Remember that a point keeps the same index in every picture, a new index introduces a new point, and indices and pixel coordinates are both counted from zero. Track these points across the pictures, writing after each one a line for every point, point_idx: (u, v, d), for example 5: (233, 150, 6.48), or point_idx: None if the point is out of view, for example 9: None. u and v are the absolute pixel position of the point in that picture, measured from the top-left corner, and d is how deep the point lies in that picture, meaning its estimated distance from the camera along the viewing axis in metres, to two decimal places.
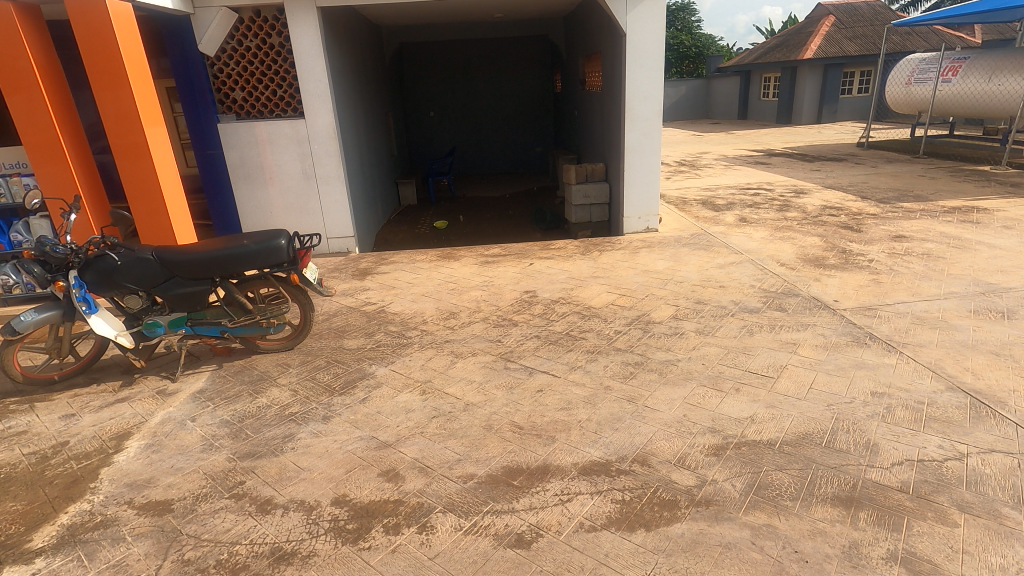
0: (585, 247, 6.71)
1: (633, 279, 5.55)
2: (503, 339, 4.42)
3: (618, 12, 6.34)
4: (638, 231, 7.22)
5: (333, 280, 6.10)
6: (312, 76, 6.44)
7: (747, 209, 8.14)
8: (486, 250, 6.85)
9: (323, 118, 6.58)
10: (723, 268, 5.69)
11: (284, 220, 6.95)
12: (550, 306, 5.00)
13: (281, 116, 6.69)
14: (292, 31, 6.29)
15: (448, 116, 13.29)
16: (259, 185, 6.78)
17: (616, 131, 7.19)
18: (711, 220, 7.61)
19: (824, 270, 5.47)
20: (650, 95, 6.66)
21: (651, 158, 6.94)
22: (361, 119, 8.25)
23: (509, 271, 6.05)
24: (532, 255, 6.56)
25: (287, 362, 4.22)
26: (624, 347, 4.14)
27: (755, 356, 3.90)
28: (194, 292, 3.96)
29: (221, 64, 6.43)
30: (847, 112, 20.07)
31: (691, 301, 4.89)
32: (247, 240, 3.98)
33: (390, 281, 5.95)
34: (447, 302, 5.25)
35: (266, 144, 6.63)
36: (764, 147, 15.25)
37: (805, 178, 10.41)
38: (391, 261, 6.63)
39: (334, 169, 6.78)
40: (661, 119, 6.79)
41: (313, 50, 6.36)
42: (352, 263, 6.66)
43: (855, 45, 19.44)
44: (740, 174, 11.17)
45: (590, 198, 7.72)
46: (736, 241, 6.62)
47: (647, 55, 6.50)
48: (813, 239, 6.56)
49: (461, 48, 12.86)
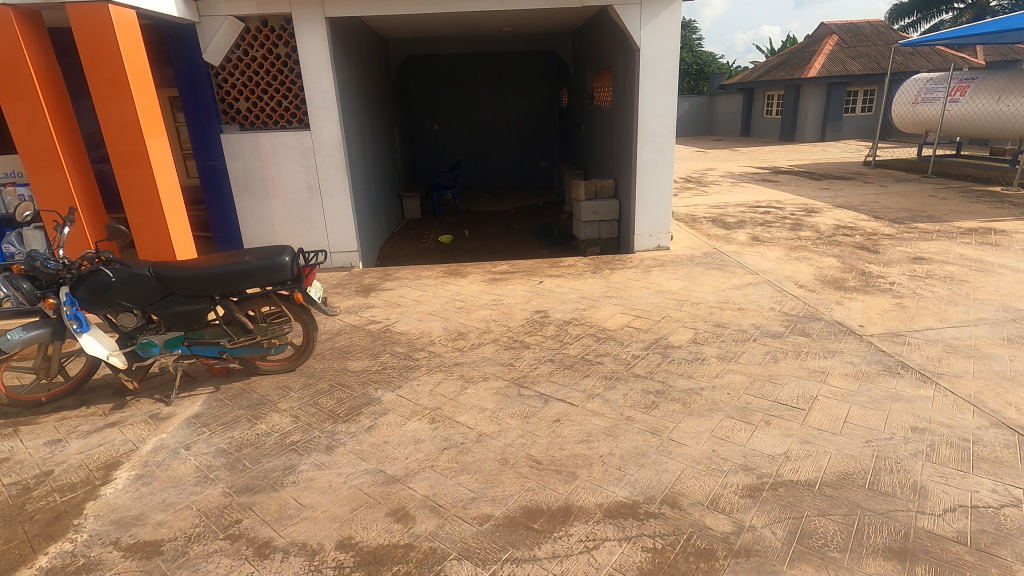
0: (596, 265, 6.53)
1: (647, 299, 5.36)
2: (515, 362, 4.22)
3: (632, 27, 6.24)
4: (649, 248, 7.04)
5: (336, 296, 5.91)
6: (319, 88, 6.29)
7: (759, 228, 7.98)
8: (493, 266, 6.67)
9: (329, 130, 6.42)
10: (740, 290, 5.51)
11: (286, 233, 6.77)
12: (563, 327, 4.80)
13: (286, 127, 6.52)
14: (299, 41, 6.14)
15: (453, 129, 13.19)
16: (261, 197, 6.61)
17: (627, 147, 7.04)
18: (723, 239, 7.45)
19: (845, 293, 5.29)
20: (664, 111, 6.52)
21: (664, 175, 6.78)
22: (366, 131, 8.10)
23: (519, 289, 5.86)
24: (542, 272, 6.38)
25: (288, 385, 4.00)
26: (644, 374, 3.94)
27: (783, 385, 3.70)
28: (191, 310, 3.75)
29: (226, 73, 6.27)
30: (850, 131, 20.07)
31: (711, 325, 4.70)
32: (250, 256, 3.79)
33: (396, 298, 5.76)
34: (455, 322, 5.05)
35: (270, 155, 6.47)
36: (770, 164, 15.16)
37: (815, 196, 10.27)
38: (396, 277, 6.45)
39: (339, 183, 6.61)
40: (674, 135, 6.64)
41: (321, 61, 6.21)
42: (355, 279, 6.47)
43: (859, 64, 19.45)
44: (748, 191, 11.04)
45: (600, 215, 7.56)
46: (751, 261, 6.44)
47: (661, 70, 6.37)
48: (830, 260, 6.38)
49: (467, 61, 12.78)
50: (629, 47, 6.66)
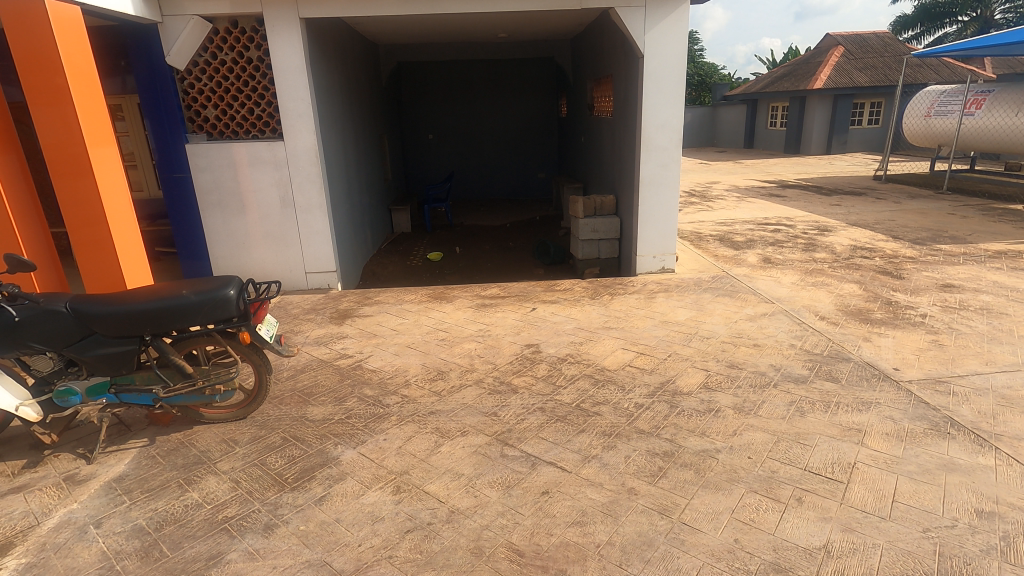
0: (594, 290, 5.98)
1: (651, 332, 4.80)
2: (500, 411, 3.66)
3: (636, 32, 5.73)
4: (652, 270, 6.48)
5: (307, 324, 5.35)
6: (293, 96, 5.76)
7: (770, 248, 7.44)
8: (483, 290, 6.13)
9: (304, 140, 5.89)
10: (754, 322, 4.96)
11: (258, 252, 6.22)
12: (556, 366, 4.24)
13: (258, 137, 5.99)
14: (272, 44, 5.61)
15: (448, 138, 12.70)
16: (230, 212, 6.08)
17: (630, 161, 6.51)
18: (732, 261, 6.90)
19: (872, 327, 4.73)
20: (670, 123, 6.00)
21: (669, 192, 6.24)
22: (350, 141, 7.58)
23: (509, 318, 5.30)
24: (535, 297, 5.84)
25: (234, 439, 3.43)
26: (648, 430, 3.36)
27: (814, 447, 3.13)
28: (118, 353, 3.19)
29: (192, 78, 5.76)
30: (857, 143, 19.63)
31: (724, 366, 4.14)
32: (188, 290, 3.24)
33: (373, 327, 5.20)
34: (435, 358, 4.48)
35: (240, 168, 5.94)
36: (776, 178, 14.65)
37: (827, 213, 9.75)
38: (376, 301, 5.90)
39: (316, 198, 6.08)
40: (680, 149, 6.11)
41: (295, 65, 5.68)
42: (331, 303, 5.91)
43: (866, 75, 19.01)
44: (755, 207, 10.51)
45: (599, 233, 7.05)
46: (764, 287, 5.89)
47: (667, 77, 5.85)
48: (851, 286, 5.84)
49: (463, 69, 12.32)
50: (632, 54, 6.15)
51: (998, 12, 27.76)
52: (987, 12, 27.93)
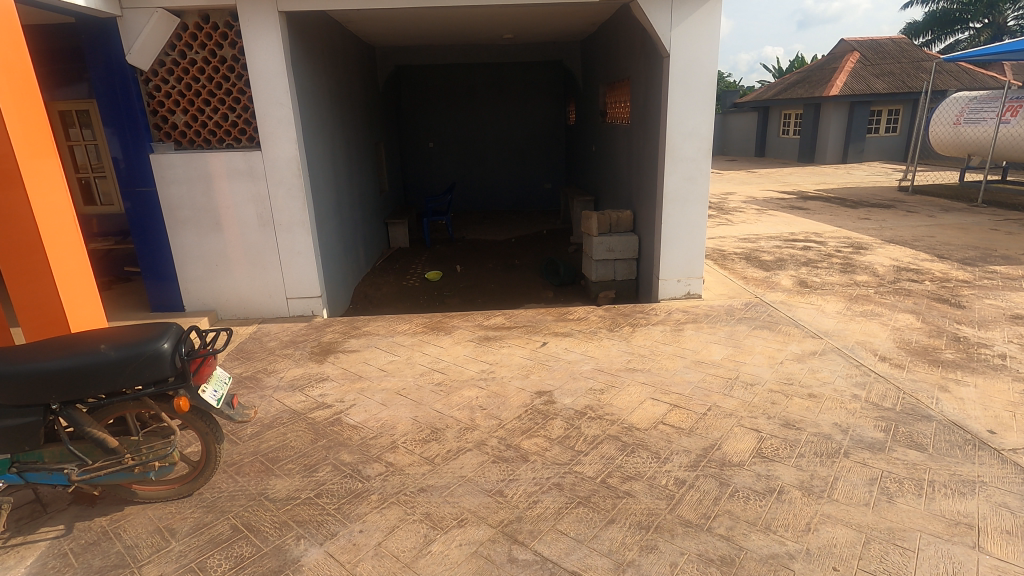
0: (612, 320, 5.26)
1: (684, 377, 4.08)
2: (507, 489, 2.93)
3: (661, 28, 5.04)
4: (677, 296, 5.76)
5: (284, 361, 4.65)
6: (271, 101, 5.09)
7: (804, 269, 6.73)
8: (486, 318, 5.43)
9: (284, 150, 5.21)
10: (804, 363, 4.23)
11: (234, 275, 5.54)
12: (574, 423, 3.53)
13: (232, 146, 5.32)
14: (247, 42, 4.95)
15: (450, 146, 12.05)
16: (202, 231, 5.41)
17: (652, 172, 5.81)
18: (765, 284, 6.18)
19: (946, 373, 4.00)
20: (699, 131, 5.30)
21: (697, 208, 5.53)
22: (341, 150, 6.92)
23: (516, 355, 4.58)
24: (546, 328, 5.13)
25: (173, 528, 2.71)
26: (696, 522, 2.64)
27: (917, 554, 2.39)
28: (16, 427, 2.48)
29: (159, 80, 5.09)
30: (873, 152, 18.94)
31: (779, 425, 3.41)
32: (107, 344, 2.54)
33: (359, 366, 4.50)
34: (428, 410, 3.76)
35: (213, 181, 5.28)
36: (794, 188, 13.95)
37: (857, 228, 9.03)
38: (365, 332, 5.20)
39: (298, 216, 5.40)
40: (709, 160, 5.40)
41: (273, 65, 5.01)
42: (314, 334, 5.22)
43: (884, 81, 18.32)
44: (778, 221, 9.80)
45: (615, 252, 6.38)
46: (807, 317, 5.17)
47: (695, 80, 5.17)
48: (906, 317, 5.11)
49: (466, 73, 11.69)
50: (655, 53, 5.47)
51: (1012, 18, 27.12)
52: (999, 19, 27.30)
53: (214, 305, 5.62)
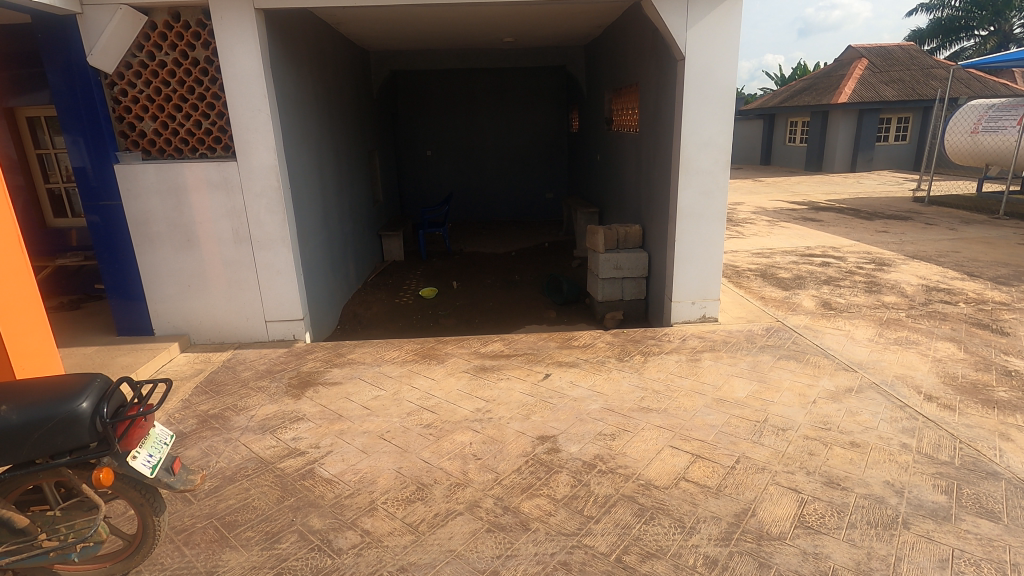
0: (622, 348, 4.78)
1: (706, 420, 3.60)
2: (505, 570, 2.45)
3: (676, 28, 4.59)
4: (691, 319, 5.29)
5: (257, 395, 4.17)
6: (247, 107, 4.65)
7: (826, 288, 6.26)
8: (483, 344, 4.96)
9: (262, 160, 4.77)
10: (841, 403, 3.74)
11: (207, 296, 5.07)
12: (583, 479, 3.05)
13: (206, 156, 4.87)
14: (221, 43, 4.51)
15: (448, 155, 11.62)
16: (172, 248, 4.95)
17: (664, 185, 5.35)
18: (785, 306, 5.71)
19: (1004, 416, 3.53)
20: (716, 141, 4.84)
21: (713, 225, 5.06)
22: (329, 160, 6.47)
23: (515, 390, 4.11)
24: (549, 357, 4.66)
25: None
26: None
27: None
28: None
29: (125, 83, 4.65)
30: (883, 160, 18.53)
31: (821, 484, 2.93)
32: (10, 403, 2.06)
33: (340, 402, 4.02)
34: (414, 460, 3.28)
35: (184, 194, 4.82)
36: (804, 198, 13.51)
37: (876, 241, 8.57)
38: (349, 360, 4.73)
39: (277, 232, 4.94)
40: (727, 172, 4.94)
41: (249, 68, 4.57)
42: (294, 362, 4.74)
43: (893, 88, 17.90)
44: (792, 234, 9.33)
45: (622, 270, 5.93)
46: (836, 345, 4.70)
47: (713, 85, 4.72)
48: (946, 346, 4.63)
49: (465, 79, 11.28)
50: (669, 56, 5.02)
51: (1018, 26, 26.75)
52: (1005, 26, 26.97)
53: (186, 329, 5.14)
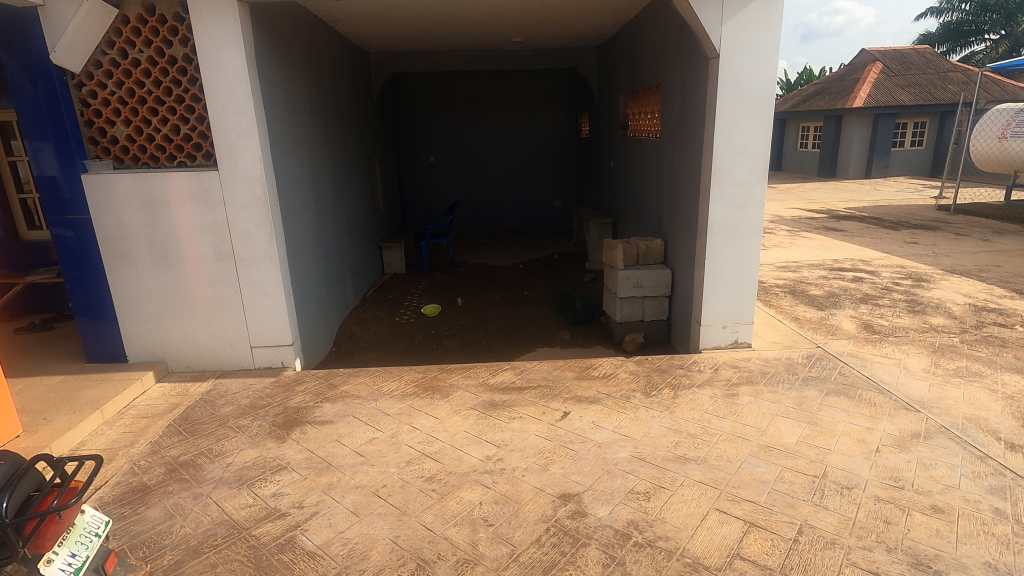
0: (647, 380, 4.27)
1: (754, 474, 3.08)
2: None
3: (709, 21, 4.10)
4: (721, 345, 4.78)
5: (236, 436, 3.68)
6: (229, 110, 4.17)
7: (865, 308, 5.74)
8: (492, 374, 4.45)
9: (246, 169, 4.28)
10: (910, 453, 3.22)
11: (186, 318, 4.58)
12: (617, 556, 2.53)
13: (184, 165, 4.38)
14: (199, 39, 4.03)
15: (451, 161, 11.14)
16: (147, 266, 4.46)
17: (692, 196, 4.84)
18: (824, 329, 5.19)
19: None
20: (752, 148, 4.34)
21: (748, 242, 4.56)
22: (324, 168, 5.99)
23: (530, 432, 3.60)
24: (566, 390, 4.15)
25: None
26: None
27: None
28: None
29: (94, 84, 4.18)
30: (898, 167, 18.03)
31: (908, 567, 2.41)
32: None
33: (330, 446, 3.52)
34: (414, 526, 2.77)
35: (160, 207, 4.34)
36: (822, 206, 13.00)
37: (908, 254, 8.06)
38: (343, 393, 4.23)
39: (263, 249, 4.45)
40: (763, 183, 4.44)
41: (231, 66, 4.09)
42: (281, 395, 4.24)
43: (910, 92, 17.38)
44: (816, 245, 8.82)
45: (643, 288, 5.42)
46: (889, 378, 4.18)
47: (749, 85, 4.23)
48: (1014, 379, 4.10)
49: (470, 83, 10.84)
50: (699, 54, 4.53)
51: None
52: (1018, 30, 26.44)
53: (163, 355, 4.65)
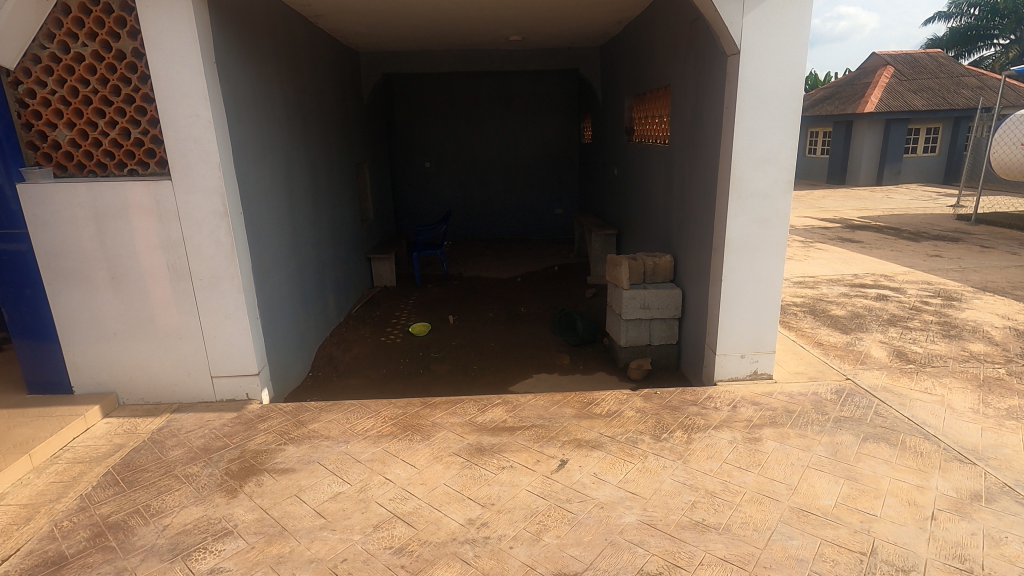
0: (657, 421, 3.74)
1: (788, 550, 2.56)
2: None
3: (729, 13, 3.60)
4: (738, 376, 4.27)
5: (182, 489, 3.17)
6: (183, 112, 3.68)
7: (895, 332, 5.22)
8: (480, 410, 3.95)
9: (203, 179, 3.79)
10: (973, 522, 2.70)
11: (139, 345, 4.09)
12: None
13: (136, 173, 3.89)
14: (147, 31, 3.54)
15: (448, 168, 10.67)
16: (93, 287, 3.97)
17: (707, 209, 4.33)
18: (852, 357, 4.67)
19: None
20: (776, 156, 3.84)
21: (769, 262, 4.05)
22: (302, 175, 5.49)
23: (521, 487, 3.09)
24: (564, 431, 3.64)
25: None
26: None
27: None
28: None
29: (32, 82, 3.70)
30: (910, 174, 17.50)
31: None
32: None
33: (287, 504, 3.01)
34: None
35: (107, 220, 3.85)
36: (835, 215, 12.47)
37: (933, 268, 7.52)
38: (310, 433, 3.72)
39: (224, 269, 3.96)
40: (789, 195, 3.92)
41: (184, 62, 3.60)
42: (240, 435, 3.73)
43: (923, 97, 16.85)
44: (833, 258, 8.29)
45: (650, 310, 4.92)
46: (935, 420, 3.65)
47: (773, 86, 3.73)
48: None
49: (467, 85, 10.37)
50: (716, 51, 4.03)
51: None
52: None
53: (113, 386, 4.16)
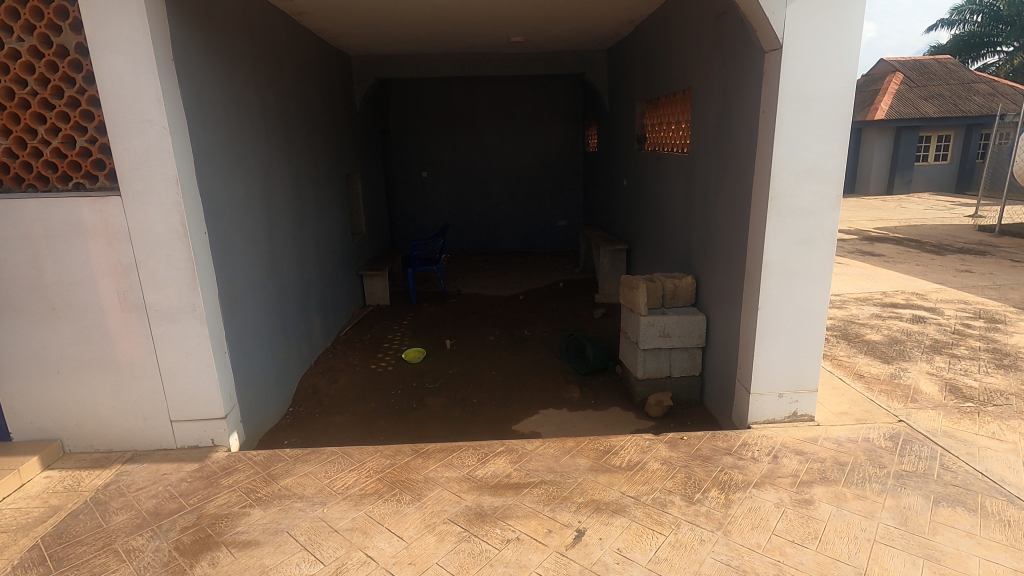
0: (687, 476, 3.20)
1: None
2: None
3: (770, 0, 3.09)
4: (775, 418, 3.74)
5: (119, 570, 2.62)
6: (133, 116, 3.17)
7: (942, 362, 4.68)
8: (480, 460, 3.40)
9: (158, 193, 3.26)
10: None
11: (88, 385, 3.55)
12: None
13: (81, 188, 3.36)
14: (89, 22, 3.02)
15: (445, 178, 10.18)
16: (33, 320, 3.43)
17: (738, 227, 3.81)
18: (901, 393, 4.13)
19: None
20: (822, 167, 3.32)
21: (812, 288, 3.51)
22: (283, 188, 4.97)
23: (530, 569, 2.53)
24: (579, 490, 3.09)
25: None
26: None
27: None
28: None
29: None
30: (922, 182, 17.04)
31: None
32: None
33: None
34: None
35: (47, 243, 3.33)
36: (849, 226, 11.97)
37: (967, 285, 7.00)
38: (280, 491, 3.17)
39: (184, 298, 3.43)
40: (836, 212, 3.39)
41: (133, 58, 3.08)
42: (198, 493, 3.18)
43: (934, 104, 16.40)
44: (856, 273, 7.77)
45: (671, 339, 4.40)
46: (1014, 477, 3.11)
47: (819, 86, 3.22)
48: None
49: (465, 92, 9.89)
50: (750, 47, 3.52)
51: None
52: None
53: (59, 432, 3.61)
